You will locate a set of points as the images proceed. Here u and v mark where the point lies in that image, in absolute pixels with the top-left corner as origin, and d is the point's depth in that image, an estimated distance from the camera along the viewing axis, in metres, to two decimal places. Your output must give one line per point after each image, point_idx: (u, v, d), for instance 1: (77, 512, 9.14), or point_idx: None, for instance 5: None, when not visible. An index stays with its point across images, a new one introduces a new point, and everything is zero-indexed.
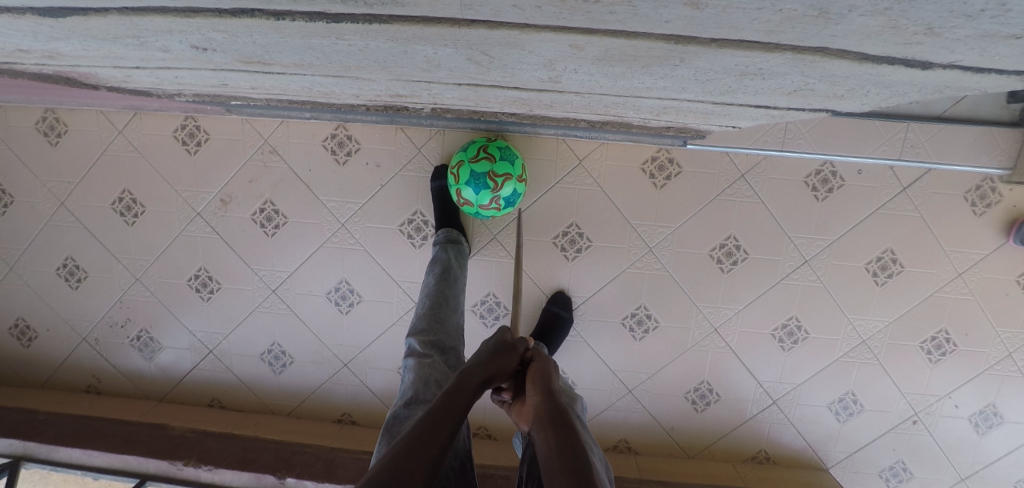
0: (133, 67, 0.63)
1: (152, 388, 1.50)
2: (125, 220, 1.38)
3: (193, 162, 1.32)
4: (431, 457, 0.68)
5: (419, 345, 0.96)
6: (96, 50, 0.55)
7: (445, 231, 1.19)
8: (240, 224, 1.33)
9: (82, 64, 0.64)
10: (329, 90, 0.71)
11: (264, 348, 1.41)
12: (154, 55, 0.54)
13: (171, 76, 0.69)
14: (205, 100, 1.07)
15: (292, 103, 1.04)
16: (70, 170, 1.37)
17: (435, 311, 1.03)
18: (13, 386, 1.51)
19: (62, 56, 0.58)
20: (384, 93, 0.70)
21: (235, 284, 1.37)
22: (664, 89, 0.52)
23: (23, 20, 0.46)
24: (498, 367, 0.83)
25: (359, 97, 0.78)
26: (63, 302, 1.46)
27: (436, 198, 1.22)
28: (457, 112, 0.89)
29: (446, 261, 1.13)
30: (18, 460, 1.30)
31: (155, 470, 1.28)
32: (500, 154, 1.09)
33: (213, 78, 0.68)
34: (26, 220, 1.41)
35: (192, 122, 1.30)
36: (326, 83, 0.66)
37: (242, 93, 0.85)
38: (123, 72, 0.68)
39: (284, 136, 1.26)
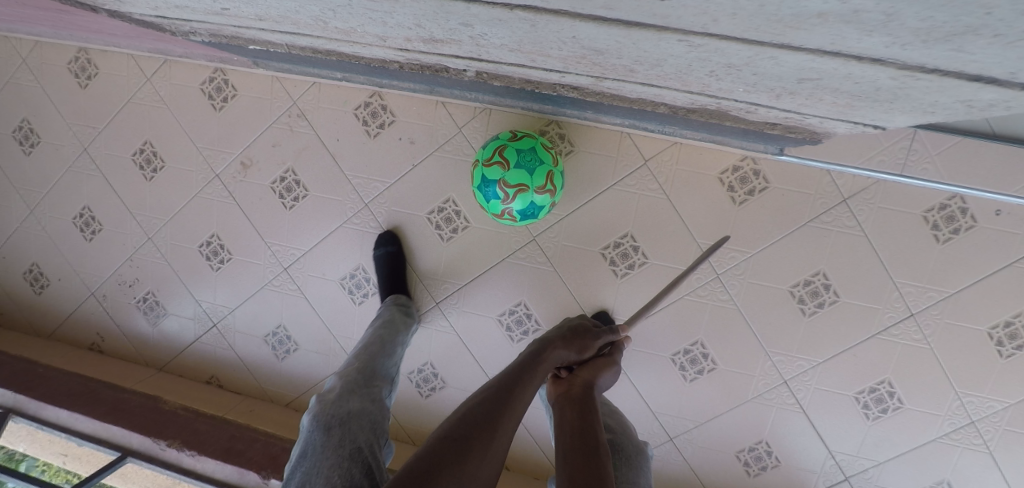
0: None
1: (151, 355, 1.39)
2: (143, 174, 1.28)
3: (218, 119, 1.19)
4: (511, 416, 0.61)
5: (336, 381, 0.84)
6: None
7: (391, 299, 1.07)
8: (257, 192, 1.20)
9: None
10: (349, 24, 0.56)
11: (268, 329, 1.27)
12: None
13: None
14: (223, 43, 0.93)
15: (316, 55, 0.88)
16: (96, 115, 1.28)
17: (364, 349, 0.92)
18: (20, 331, 1.45)
19: None
20: (416, 31, 0.54)
21: (246, 257, 1.24)
22: (842, 20, 0.30)
23: None
24: (573, 347, 0.73)
25: (385, 42, 0.62)
26: (75, 251, 1.38)
27: (383, 266, 1.10)
28: (509, 80, 0.71)
29: (388, 322, 1.01)
30: (8, 412, 1.22)
31: (134, 446, 1.17)
32: (517, 160, 0.90)
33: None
34: (49, 163, 1.34)
35: (221, 75, 1.18)
36: (343, 9, 0.50)
37: (255, 30, 0.71)
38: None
39: (315, 100, 1.13)
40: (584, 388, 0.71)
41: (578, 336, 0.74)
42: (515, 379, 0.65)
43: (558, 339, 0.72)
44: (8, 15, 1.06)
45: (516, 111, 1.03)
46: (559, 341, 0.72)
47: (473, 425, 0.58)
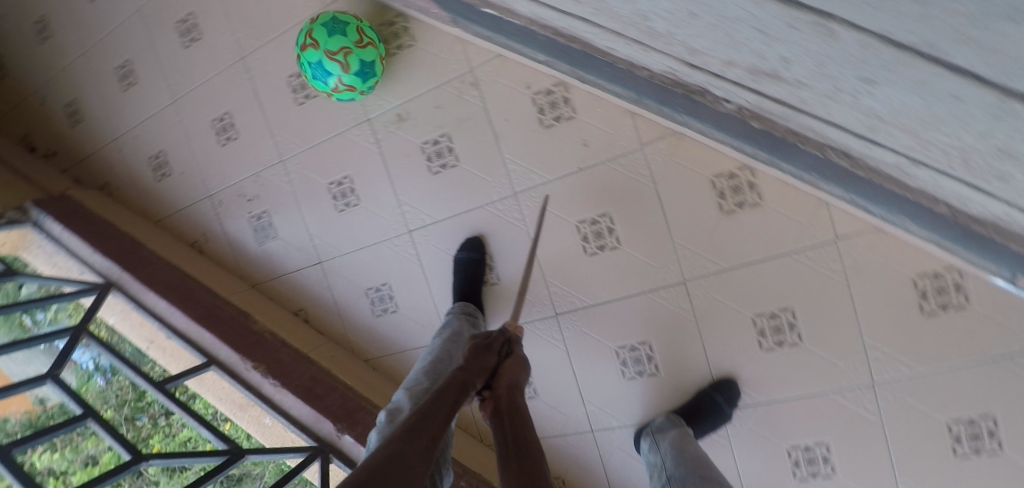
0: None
1: (250, 271, 1.41)
2: (295, 99, 1.25)
3: (387, 65, 1.14)
4: (419, 460, 0.58)
5: (406, 399, 0.81)
6: None
7: (462, 302, 1.05)
8: (404, 149, 1.15)
9: None
10: (648, 43, 0.52)
11: (373, 283, 1.25)
12: None
13: None
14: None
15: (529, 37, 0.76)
16: (264, 28, 1.27)
17: (435, 364, 0.89)
18: (133, 212, 1.54)
19: None
20: (727, 68, 0.49)
21: (372, 208, 1.21)
22: None
23: None
24: (475, 367, 0.69)
25: (663, 63, 0.57)
26: (205, 152, 1.39)
27: (458, 269, 1.10)
28: (769, 124, 0.61)
29: (458, 327, 0.99)
30: (110, 285, 1.32)
31: (224, 358, 1.22)
32: (325, 38, 1.01)
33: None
34: (204, 61, 1.34)
35: (403, 22, 1.12)
36: (670, 27, 0.46)
37: (503, 5, 0.67)
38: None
39: (494, 72, 1.05)
40: (509, 396, 0.68)
41: (477, 358, 0.69)
42: (426, 413, 0.63)
43: (454, 369, 0.68)
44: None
45: (708, 147, 0.95)
46: (460, 366, 0.69)
47: (399, 458, 0.58)
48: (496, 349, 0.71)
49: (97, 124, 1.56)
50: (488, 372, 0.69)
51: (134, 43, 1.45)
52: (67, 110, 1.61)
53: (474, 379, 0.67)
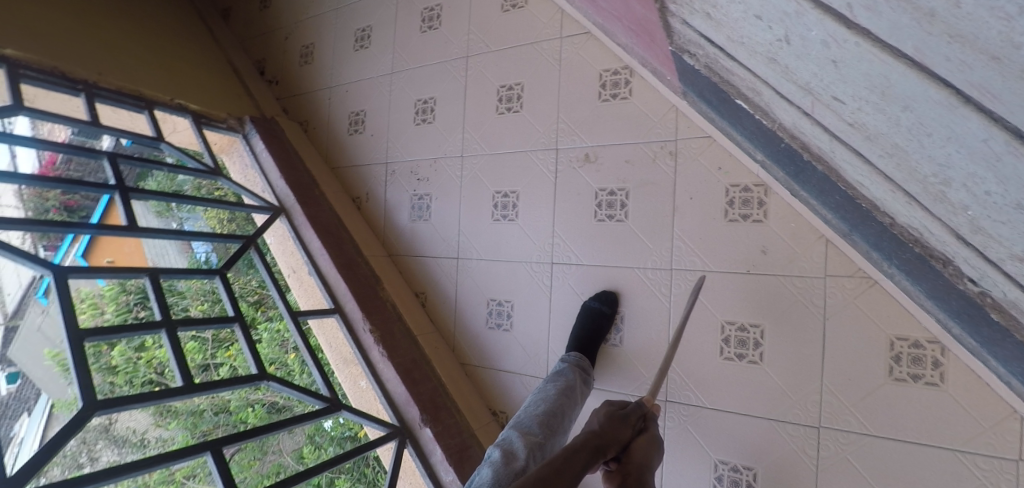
0: (757, 21, 0.48)
1: (394, 239, 1.53)
2: (497, 108, 1.35)
3: (595, 108, 1.19)
4: None
5: (520, 442, 0.86)
6: (771, 9, 0.44)
7: (576, 355, 1.05)
8: (579, 189, 1.19)
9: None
10: (908, 204, 0.51)
11: (496, 296, 1.30)
12: (819, 57, 0.43)
13: (753, 53, 0.55)
14: (669, 63, 0.90)
15: (763, 138, 0.77)
16: (496, 38, 1.38)
17: (548, 418, 0.91)
18: (321, 153, 1.74)
19: None
20: (987, 268, 0.46)
21: (527, 229, 1.25)
22: None
23: None
24: (609, 436, 0.66)
25: (910, 226, 0.55)
26: (401, 124, 1.55)
27: (582, 318, 1.09)
28: (999, 330, 0.56)
29: (570, 382, 0.99)
30: (283, 210, 1.49)
31: (348, 311, 1.34)
32: None
33: (804, 87, 0.51)
34: (433, 49, 1.50)
35: (627, 74, 1.16)
36: (949, 206, 0.44)
37: (757, 105, 0.68)
38: (715, 8, 0.54)
39: (697, 150, 1.05)
40: (639, 474, 0.63)
41: (614, 427, 0.67)
42: (557, 468, 0.61)
43: (588, 432, 0.66)
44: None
45: (901, 306, 0.87)
46: (595, 430, 0.66)
47: None
48: (632, 421, 0.70)
49: (323, 71, 1.79)
50: (620, 445, 0.66)
51: (380, 13, 1.65)
52: (303, 51, 1.86)
53: (605, 448, 0.64)
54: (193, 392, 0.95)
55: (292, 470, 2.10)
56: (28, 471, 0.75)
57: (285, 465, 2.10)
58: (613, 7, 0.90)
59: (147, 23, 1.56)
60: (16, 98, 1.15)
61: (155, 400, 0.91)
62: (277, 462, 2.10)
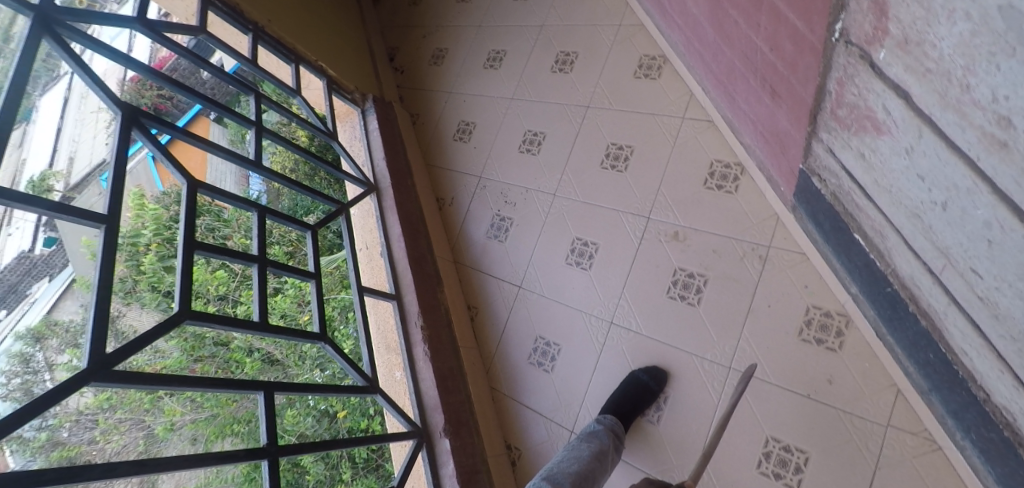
0: (918, 180, 0.52)
1: (465, 250, 1.59)
2: (602, 163, 1.41)
3: (697, 192, 1.23)
4: None
5: None
6: (942, 178, 0.48)
7: (613, 419, 1.07)
8: (659, 262, 1.22)
9: (863, 136, 0.59)
10: (1016, 390, 0.53)
11: (547, 335, 1.33)
12: (976, 234, 0.46)
13: (898, 203, 0.59)
14: (790, 178, 0.94)
15: (867, 276, 0.79)
16: (621, 99, 1.45)
17: (579, 479, 0.91)
18: (422, 150, 1.85)
19: (887, 132, 0.53)
20: None
21: (598, 283, 1.29)
22: None
23: (986, 137, 0.39)
24: None
25: (1008, 409, 0.56)
26: (506, 147, 1.63)
27: (626, 384, 1.12)
28: None
29: (605, 447, 1.01)
30: (375, 190, 1.58)
31: (407, 302, 1.39)
32: None
33: (942, 250, 0.54)
34: (558, 90, 1.59)
35: (737, 170, 1.21)
36: None
37: (878, 246, 0.71)
38: (874, 154, 0.58)
39: (787, 263, 1.08)
40: None
41: None
42: None
43: None
44: (663, 8, 1.21)
45: (958, 480, 0.85)
46: None
47: None
48: None
49: (447, 78, 1.92)
50: None
51: (517, 43, 1.76)
52: (434, 55, 2.00)
53: None
54: (266, 331, 1.00)
55: (261, 425, 1.94)
56: (121, 353, 0.79)
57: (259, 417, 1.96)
58: (752, 111, 0.95)
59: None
60: (201, 23, 1.32)
61: (234, 327, 0.96)
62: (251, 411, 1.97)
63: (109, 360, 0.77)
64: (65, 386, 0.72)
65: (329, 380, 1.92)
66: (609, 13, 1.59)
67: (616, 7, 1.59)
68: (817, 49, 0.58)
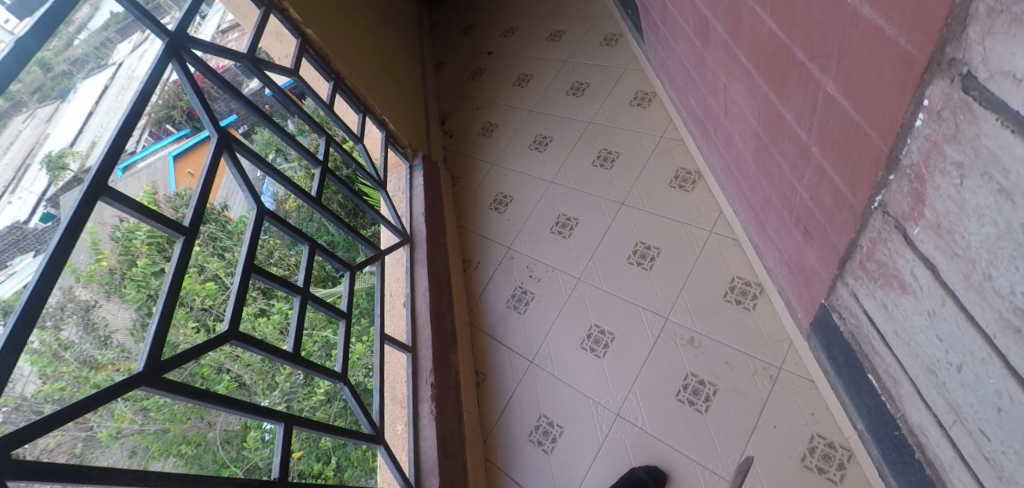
0: (937, 340, 0.59)
1: (483, 315, 1.65)
2: (629, 258, 1.49)
3: (716, 303, 1.31)
4: None
5: None
6: (961, 344, 0.54)
7: None
8: (672, 364, 1.27)
9: (888, 290, 0.67)
10: None
11: (552, 414, 1.36)
12: (989, 399, 0.53)
13: (915, 355, 0.65)
14: (809, 309, 1.01)
15: (877, 416, 0.84)
16: (654, 202, 1.56)
17: None
18: (456, 214, 1.95)
19: (912, 293, 0.61)
20: None
21: (612, 372, 1.33)
22: None
23: (1007, 318, 0.46)
24: None
25: None
26: (538, 225, 1.72)
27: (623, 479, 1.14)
28: None
29: None
30: (410, 241, 1.66)
31: (421, 357, 1.42)
32: None
33: (953, 407, 0.60)
34: (596, 183, 1.70)
35: (757, 289, 1.28)
36: None
37: (890, 389, 0.77)
38: (897, 308, 0.66)
39: (796, 387, 1.13)
40: None
41: None
42: None
43: None
44: (707, 133, 1.34)
45: None
46: None
47: None
48: None
49: (492, 152, 2.05)
50: None
51: (564, 133, 1.91)
52: (482, 129, 2.15)
53: None
54: (297, 363, 1.06)
55: (211, 450, 1.56)
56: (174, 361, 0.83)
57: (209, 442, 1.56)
58: (782, 242, 1.03)
59: (372, 56, 1.93)
60: (295, 66, 1.50)
61: (269, 353, 1.01)
62: (203, 432, 1.56)
63: (163, 366, 0.82)
64: (126, 383, 0.75)
65: (294, 412, 1.62)
66: (653, 123, 1.74)
67: (660, 120, 1.74)
68: (856, 210, 0.67)
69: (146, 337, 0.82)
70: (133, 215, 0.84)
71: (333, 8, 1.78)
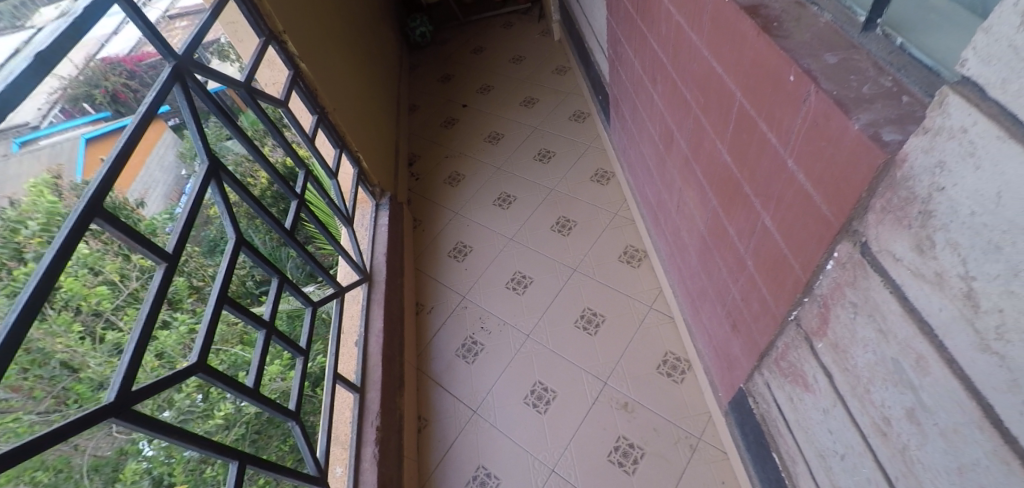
0: (827, 432, 0.74)
1: (430, 359, 1.71)
2: (576, 322, 1.62)
3: (651, 373, 1.45)
4: None
5: None
6: (844, 438, 0.70)
7: None
8: (606, 426, 1.39)
9: (793, 387, 0.83)
10: None
11: (489, 465, 1.42)
12: (864, 483, 0.68)
13: (810, 442, 0.81)
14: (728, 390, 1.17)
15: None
16: (604, 273, 1.72)
17: None
18: (415, 256, 2.02)
19: (811, 392, 0.76)
20: None
21: (551, 428, 1.43)
22: None
23: (875, 423, 0.62)
24: None
25: None
26: (494, 278, 1.83)
27: None
28: None
29: None
30: (369, 279, 1.72)
31: (368, 399, 1.45)
32: None
33: (837, 486, 0.75)
34: (551, 246, 1.85)
35: (686, 364, 1.44)
36: None
37: (789, 468, 0.93)
38: (799, 402, 0.81)
39: (712, 457, 1.28)
40: None
41: None
42: None
43: None
44: (657, 220, 1.52)
45: None
46: None
47: None
48: None
49: (456, 200, 2.16)
50: None
51: (527, 195, 2.06)
52: (449, 177, 2.27)
53: None
54: (254, 398, 1.10)
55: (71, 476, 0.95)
56: (142, 393, 0.85)
57: (73, 471, 0.93)
58: (712, 329, 1.20)
59: (356, 95, 2.02)
60: (286, 97, 1.55)
61: (230, 386, 1.04)
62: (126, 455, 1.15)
63: (132, 399, 0.83)
64: (97, 416, 0.77)
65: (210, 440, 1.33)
66: (608, 200, 1.92)
67: (615, 198, 1.93)
68: (775, 318, 0.83)
69: (117, 369, 0.83)
70: (122, 238, 0.87)
71: (326, 44, 1.86)
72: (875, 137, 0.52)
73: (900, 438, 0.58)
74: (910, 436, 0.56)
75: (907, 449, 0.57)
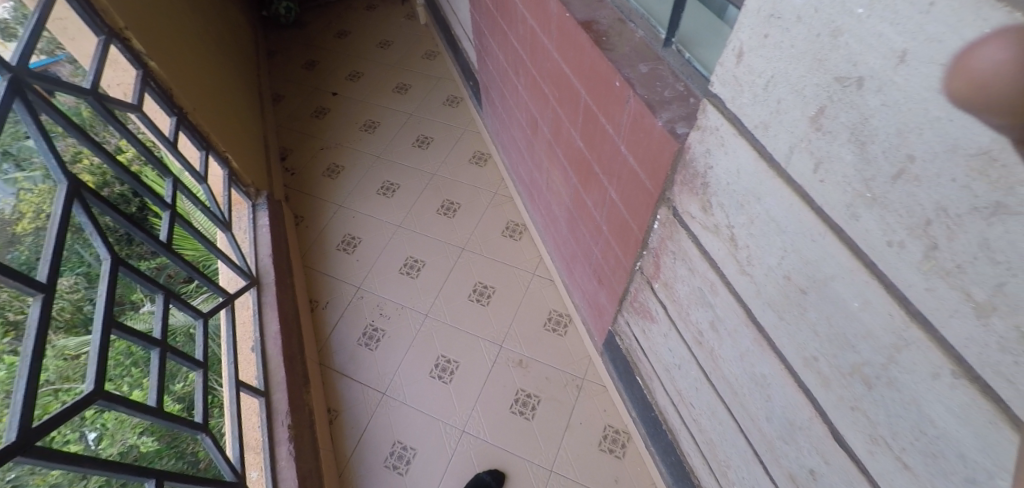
0: (668, 350, 0.98)
1: (333, 351, 1.76)
2: (469, 296, 1.77)
3: (539, 330, 1.66)
4: None
5: None
6: (678, 351, 0.93)
7: None
8: (506, 383, 1.57)
9: (643, 321, 1.06)
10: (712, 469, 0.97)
11: (405, 437, 1.54)
12: (693, 382, 0.92)
13: (659, 361, 1.05)
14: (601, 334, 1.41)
15: (643, 405, 1.25)
16: (490, 248, 1.88)
17: None
18: (303, 253, 2.02)
19: (655, 322, 0.99)
20: None
21: (458, 393, 1.58)
22: None
23: (694, 337, 0.85)
24: None
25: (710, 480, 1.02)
26: (387, 265, 1.91)
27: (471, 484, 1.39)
28: None
29: None
30: (259, 281, 1.71)
31: (276, 400, 1.48)
32: None
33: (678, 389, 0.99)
34: (439, 229, 1.97)
35: (567, 318, 1.67)
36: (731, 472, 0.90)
37: (648, 385, 1.18)
38: (648, 332, 1.05)
39: (594, 392, 1.53)
40: None
41: None
42: None
43: None
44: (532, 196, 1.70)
45: None
46: None
47: None
48: None
49: (339, 193, 2.17)
50: None
51: (409, 182, 2.14)
52: (328, 170, 2.26)
53: None
54: (159, 417, 1.09)
55: None
56: (47, 427, 0.82)
57: None
58: (584, 285, 1.42)
59: (216, 93, 1.93)
60: (138, 102, 1.45)
61: (132, 408, 1.02)
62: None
63: (36, 434, 0.80)
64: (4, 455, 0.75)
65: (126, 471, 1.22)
66: (487, 180, 2.08)
67: (492, 178, 2.09)
68: (626, 269, 1.05)
69: (12, 407, 0.79)
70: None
71: (177, 41, 1.75)
72: (672, 132, 0.72)
73: (708, 343, 0.81)
74: (713, 340, 0.79)
75: (712, 350, 0.81)
